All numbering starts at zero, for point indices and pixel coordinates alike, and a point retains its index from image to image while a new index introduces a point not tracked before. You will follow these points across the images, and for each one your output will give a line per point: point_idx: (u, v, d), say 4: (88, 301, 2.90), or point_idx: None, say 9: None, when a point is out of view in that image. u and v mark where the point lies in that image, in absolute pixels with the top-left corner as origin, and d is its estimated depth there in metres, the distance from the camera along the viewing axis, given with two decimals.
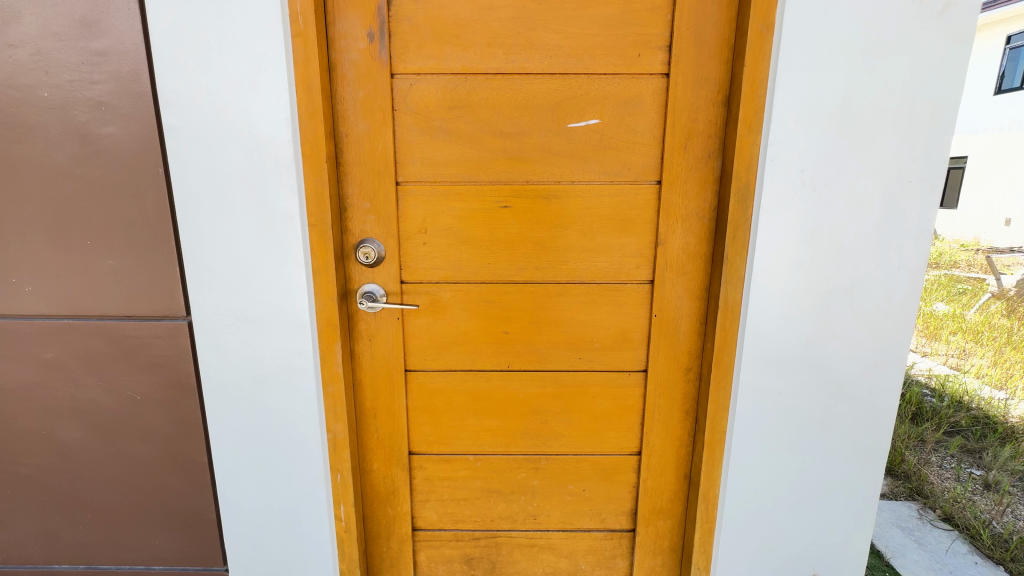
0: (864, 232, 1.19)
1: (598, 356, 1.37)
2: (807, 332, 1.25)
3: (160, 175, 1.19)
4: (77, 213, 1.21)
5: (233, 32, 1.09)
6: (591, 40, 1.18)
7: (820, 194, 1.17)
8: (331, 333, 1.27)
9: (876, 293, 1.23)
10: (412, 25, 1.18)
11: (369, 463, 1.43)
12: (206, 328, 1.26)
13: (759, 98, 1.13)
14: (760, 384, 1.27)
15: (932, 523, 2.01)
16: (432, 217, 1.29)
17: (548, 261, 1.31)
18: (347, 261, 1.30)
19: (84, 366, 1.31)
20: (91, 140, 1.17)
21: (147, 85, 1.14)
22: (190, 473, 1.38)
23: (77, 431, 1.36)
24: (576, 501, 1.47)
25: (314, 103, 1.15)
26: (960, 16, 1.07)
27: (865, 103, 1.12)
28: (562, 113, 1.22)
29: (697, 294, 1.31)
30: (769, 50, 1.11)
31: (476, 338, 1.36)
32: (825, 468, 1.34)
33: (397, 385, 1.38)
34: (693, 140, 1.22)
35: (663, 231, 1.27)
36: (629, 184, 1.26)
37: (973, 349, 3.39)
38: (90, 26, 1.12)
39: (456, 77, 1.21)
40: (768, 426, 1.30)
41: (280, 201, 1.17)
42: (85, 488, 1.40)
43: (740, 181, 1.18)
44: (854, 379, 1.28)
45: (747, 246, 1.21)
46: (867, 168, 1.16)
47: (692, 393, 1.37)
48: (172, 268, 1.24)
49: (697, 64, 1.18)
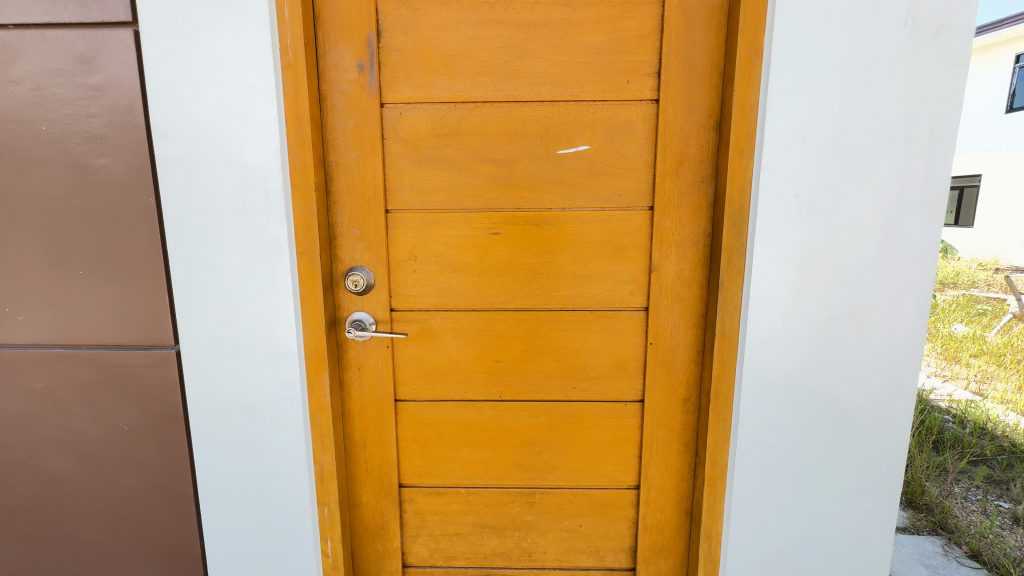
0: (865, 257, 1.15)
1: (593, 385, 1.33)
2: (808, 361, 1.20)
3: (152, 206, 1.19)
4: (71, 243, 1.22)
5: (226, 66, 1.12)
6: (580, 67, 1.18)
7: (817, 219, 1.14)
8: (318, 362, 1.25)
9: (881, 320, 1.18)
10: (401, 55, 1.19)
11: (358, 496, 1.39)
12: (195, 357, 1.25)
13: (750, 123, 1.11)
14: (760, 416, 1.22)
15: (960, 561, 1.89)
16: (422, 244, 1.28)
17: (540, 288, 1.29)
18: (336, 289, 1.29)
19: (74, 396, 1.30)
20: (86, 172, 1.19)
21: (141, 118, 1.16)
22: (175, 506, 1.35)
23: (64, 461, 1.34)
24: (572, 537, 1.41)
25: (303, 133, 1.15)
26: (954, 38, 1.05)
27: (860, 127, 1.10)
28: (552, 139, 1.22)
29: (693, 321, 1.27)
30: (758, 75, 1.10)
31: (467, 367, 1.33)
32: (834, 505, 1.26)
33: (387, 414, 1.35)
34: (684, 165, 1.20)
35: (657, 257, 1.24)
36: (621, 210, 1.24)
37: (996, 374, 3.26)
38: (88, 62, 1.15)
39: (445, 105, 1.22)
40: (771, 459, 1.24)
41: (269, 229, 1.18)
42: (71, 520, 1.38)
43: (734, 206, 1.15)
44: (862, 411, 1.22)
45: (743, 272, 1.17)
46: (866, 193, 1.12)
47: (692, 424, 1.32)
48: (162, 296, 1.24)
49: (686, 89, 1.17)
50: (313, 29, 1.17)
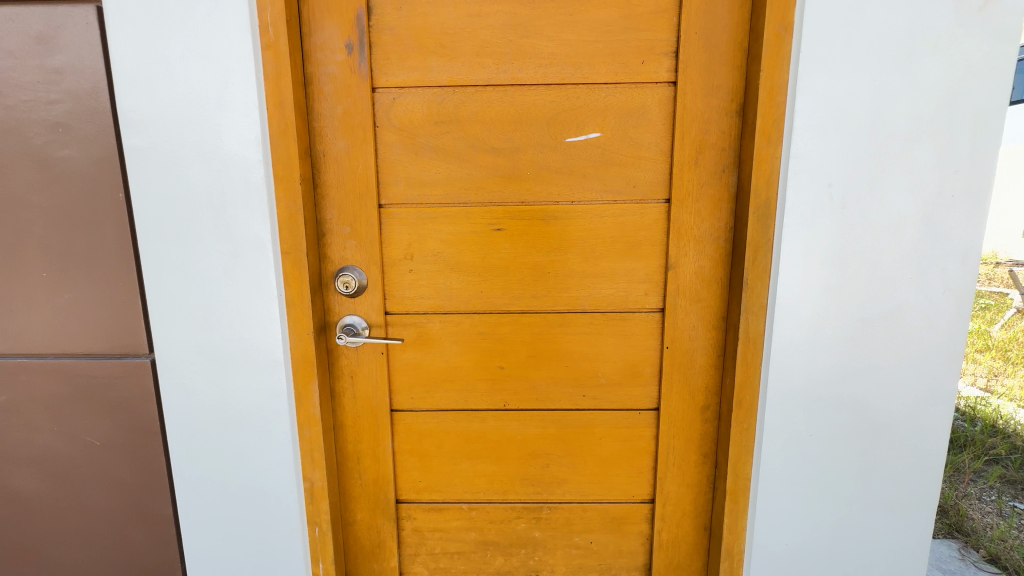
0: (902, 254, 1.06)
1: (604, 393, 1.23)
2: (838, 365, 1.11)
3: (121, 201, 1.09)
4: (33, 243, 1.12)
5: (200, 46, 1.01)
6: (590, 46, 1.08)
7: (850, 212, 1.04)
8: (307, 371, 1.15)
9: (919, 321, 1.08)
10: (394, 35, 1.09)
11: (352, 513, 1.29)
12: (172, 366, 1.15)
13: (779, 106, 1.02)
14: (787, 425, 1.13)
15: (977, 566, 1.81)
16: (419, 241, 1.18)
17: (547, 289, 1.19)
18: (325, 291, 1.19)
19: (41, 409, 1.20)
20: (47, 164, 1.08)
21: (106, 104, 1.05)
22: (154, 526, 1.25)
23: (32, 479, 1.24)
24: (582, 555, 1.32)
25: (287, 120, 1.05)
26: (1004, 10, 0.95)
27: (899, 109, 1.00)
28: (559, 126, 1.12)
29: (713, 323, 1.17)
30: (788, 53, 1.00)
31: (468, 374, 1.23)
32: (864, 520, 1.17)
33: (382, 426, 1.25)
34: (704, 153, 1.10)
35: (674, 254, 1.14)
36: (635, 203, 1.14)
37: (1003, 369, 3.19)
38: (47, 42, 1.04)
39: (442, 90, 1.11)
40: (798, 471, 1.15)
41: (250, 226, 1.08)
42: (41, 542, 1.27)
43: (760, 198, 1.05)
44: (896, 419, 1.13)
45: (769, 270, 1.08)
46: (904, 182, 1.03)
47: (712, 434, 1.22)
48: (135, 300, 1.13)
49: (706, 70, 1.07)
50: (297, 5, 1.06)
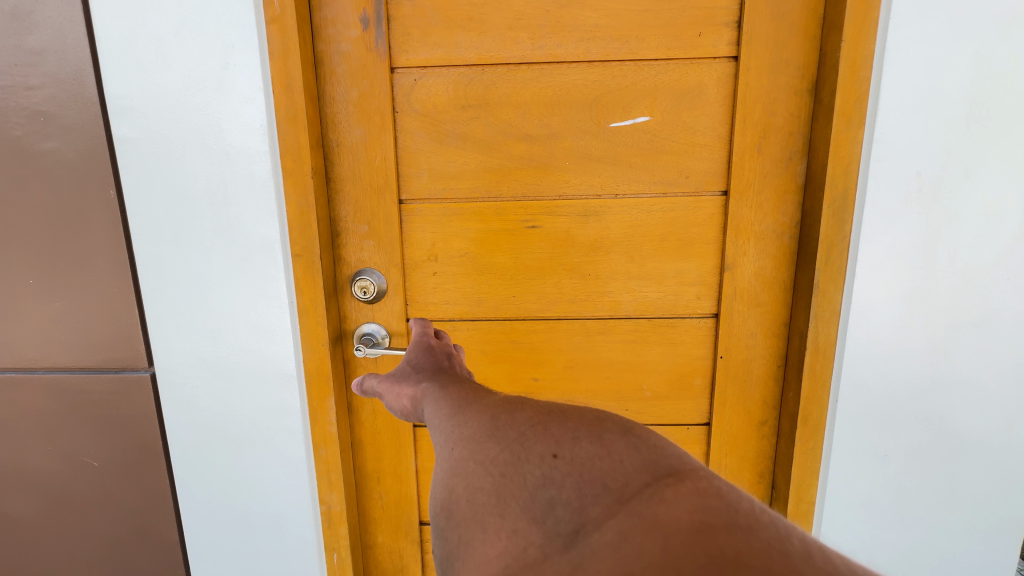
0: (998, 252, 0.92)
1: (649, 407, 1.11)
2: (919, 378, 0.98)
3: (112, 199, 0.96)
4: (18, 246, 1.00)
5: (196, 21, 0.89)
6: (639, 17, 0.94)
7: (941, 205, 0.91)
8: (322, 386, 1.04)
9: (1014, 329, 0.95)
10: (415, 6, 0.96)
11: (373, 537, 1.19)
12: (175, 380, 1.05)
13: (862, 82, 0.88)
14: (857, 444, 1.01)
15: None
16: (444, 241, 1.05)
17: (587, 293, 1.06)
18: (341, 297, 1.07)
19: (33, 428, 1.10)
20: (30, 158, 0.96)
21: (92, 88, 0.92)
22: (159, 552, 1.15)
23: (27, 503, 1.14)
24: None
25: (296, 105, 0.92)
26: None
27: (1004, 84, 0.86)
28: (603, 109, 0.98)
29: (774, 330, 1.05)
30: (875, 20, 0.85)
31: (499, 387, 1.12)
32: (942, 548, 1.05)
33: (405, 443, 1.14)
34: (769, 139, 0.97)
35: (731, 253, 1.02)
36: (688, 196, 1.01)
37: None
38: (24, 18, 0.91)
39: (470, 69, 0.98)
40: (868, 495, 1.03)
41: (257, 226, 0.96)
42: (39, 568, 1.18)
43: (836, 189, 0.91)
44: (982, 437, 1.00)
45: (844, 272, 0.95)
46: (1004, 170, 0.89)
47: (769, 452, 1.10)
48: (131, 309, 1.01)
49: (774, 43, 0.93)
50: None
